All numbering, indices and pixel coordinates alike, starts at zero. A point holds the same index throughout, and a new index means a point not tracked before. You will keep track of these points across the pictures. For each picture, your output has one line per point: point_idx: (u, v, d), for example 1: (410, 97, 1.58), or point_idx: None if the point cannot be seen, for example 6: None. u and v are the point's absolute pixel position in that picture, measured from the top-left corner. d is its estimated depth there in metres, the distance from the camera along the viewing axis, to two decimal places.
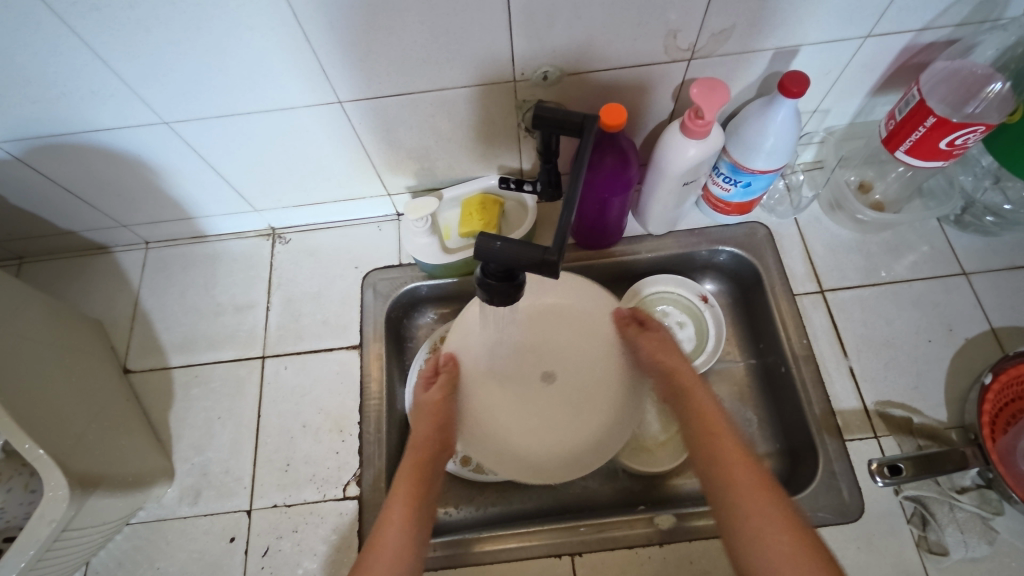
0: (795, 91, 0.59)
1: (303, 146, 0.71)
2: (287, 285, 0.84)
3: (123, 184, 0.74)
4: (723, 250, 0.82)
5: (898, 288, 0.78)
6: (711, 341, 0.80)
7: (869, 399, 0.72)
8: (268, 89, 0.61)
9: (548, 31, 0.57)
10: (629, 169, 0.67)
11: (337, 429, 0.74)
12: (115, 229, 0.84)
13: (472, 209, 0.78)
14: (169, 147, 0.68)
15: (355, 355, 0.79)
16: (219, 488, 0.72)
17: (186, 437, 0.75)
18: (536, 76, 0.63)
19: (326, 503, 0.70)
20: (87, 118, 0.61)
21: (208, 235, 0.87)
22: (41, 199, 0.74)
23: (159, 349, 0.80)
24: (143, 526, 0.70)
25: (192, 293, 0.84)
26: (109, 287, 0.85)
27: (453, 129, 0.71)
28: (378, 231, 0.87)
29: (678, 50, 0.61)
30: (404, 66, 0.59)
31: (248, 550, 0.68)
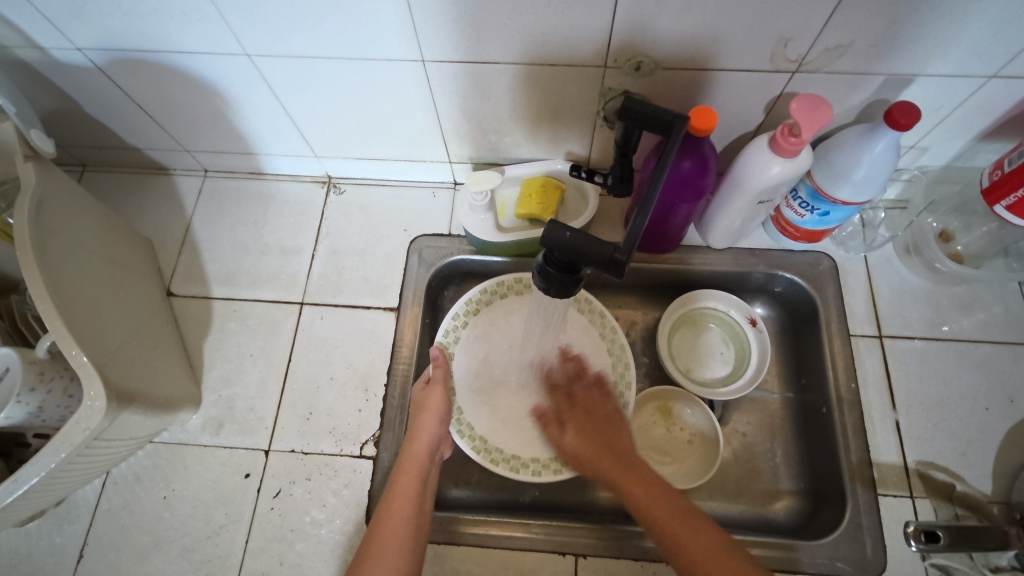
0: (903, 124, 0.55)
1: (377, 99, 0.69)
2: (335, 236, 0.83)
3: (194, 109, 0.74)
4: (783, 276, 0.79)
5: (962, 347, 0.73)
6: (752, 369, 0.78)
7: (911, 457, 0.69)
8: (354, 37, 0.59)
9: (654, 19, 0.54)
10: (705, 177, 0.64)
11: (363, 387, 0.74)
12: (178, 152, 0.84)
13: (532, 190, 0.76)
14: (246, 81, 0.67)
15: (391, 317, 0.78)
16: (241, 424, 0.73)
17: (217, 368, 0.76)
18: (629, 65, 0.60)
19: (342, 459, 0.71)
20: (173, 38, 0.61)
21: (265, 173, 0.87)
22: (112, 111, 0.75)
23: (203, 278, 0.81)
24: (165, 446, 0.72)
25: (242, 228, 0.84)
26: (163, 208, 0.86)
27: (531, 106, 0.68)
28: (432, 196, 0.85)
29: (784, 61, 0.57)
30: (496, 34, 0.57)
31: (261, 489, 0.69)
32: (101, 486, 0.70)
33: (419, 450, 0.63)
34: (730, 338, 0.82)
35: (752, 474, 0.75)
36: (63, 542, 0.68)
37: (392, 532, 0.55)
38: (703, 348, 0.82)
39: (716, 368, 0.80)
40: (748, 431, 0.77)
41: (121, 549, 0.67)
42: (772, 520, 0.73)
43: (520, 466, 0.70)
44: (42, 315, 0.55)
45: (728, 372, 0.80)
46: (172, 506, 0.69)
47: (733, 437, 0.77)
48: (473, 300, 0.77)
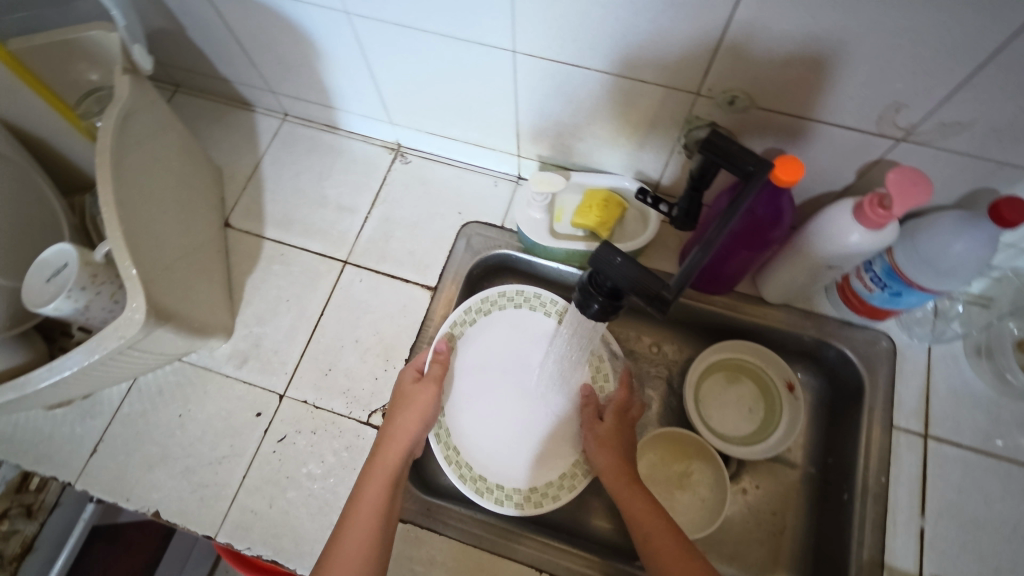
0: (1009, 219, 0.50)
1: (461, 79, 0.69)
2: (391, 204, 0.84)
3: (287, 54, 0.75)
4: (834, 347, 0.74)
5: (1015, 469, 0.67)
6: (779, 436, 0.74)
7: (927, 569, 0.64)
8: (451, 15, 0.59)
9: (760, 55, 0.51)
10: (774, 229, 0.61)
11: (384, 357, 0.75)
12: (264, 92, 0.86)
13: (594, 202, 0.74)
14: (340, 38, 0.68)
15: (426, 296, 0.78)
16: (264, 364, 0.75)
17: (253, 305, 0.78)
18: (721, 98, 0.57)
19: (349, 421, 0.72)
20: None
21: (339, 128, 0.89)
22: (212, 40, 0.77)
23: (260, 217, 0.84)
24: (190, 367, 0.75)
25: (306, 177, 0.86)
26: (238, 141, 0.89)
27: (611, 118, 0.67)
28: (493, 186, 0.85)
29: (891, 126, 0.53)
30: (592, 39, 0.56)
31: (268, 431, 0.71)
32: (126, 390, 0.73)
33: (395, 452, 0.62)
34: (764, 398, 0.78)
35: (752, 541, 0.72)
36: (83, 433, 0.72)
37: (356, 532, 0.55)
38: (733, 401, 0.78)
39: (741, 425, 0.77)
40: (758, 497, 0.74)
41: (131, 454, 0.71)
42: None
43: (485, 489, 0.67)
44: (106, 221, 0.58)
45: (753, 433, 0.76)
46: (185, 425, 0.72)
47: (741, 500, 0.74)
48: (473, 309, 0.74)
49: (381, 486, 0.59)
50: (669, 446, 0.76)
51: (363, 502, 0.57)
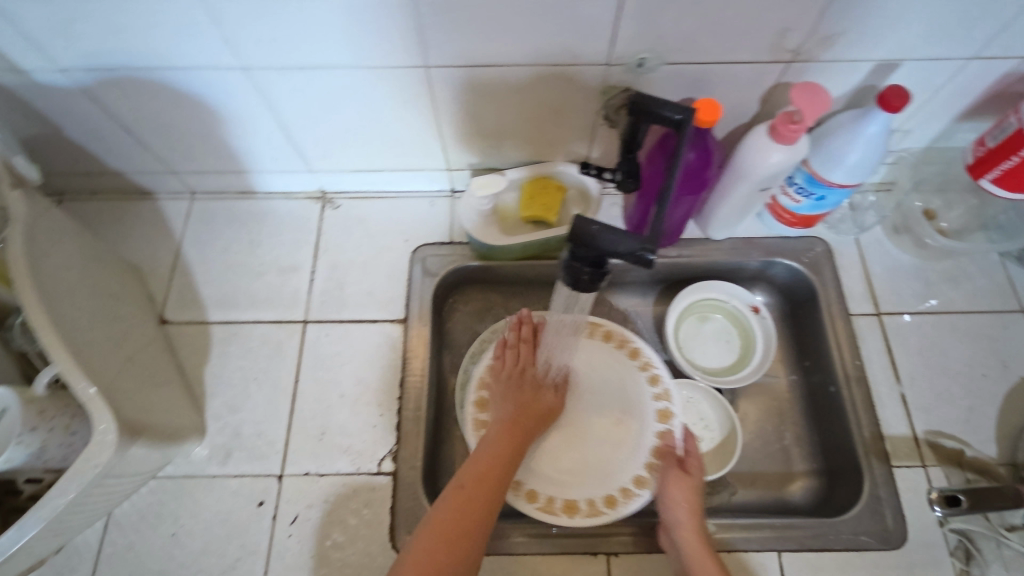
0: (895, 106, 0.57)
1: (375, 109, 0.68)
2: (334, 251, 0.82)
3: (185, 129, 0.71)
4: (781, 263, 0.81)
5: (955, 319, 0.77)
6: (759, 356, 0.79)
7: (920, 428, 0.71)
8: (351, 46, 0.58)
9: (655, 17, 0.55)
10: (708, 169, 0.66)
11: (375, 403, 0.73)
12: (163, 175, 0.81)
13: (533, 193, 0.76)
14: (239, 94, 0.66)
15: (399, 330, 0.77)
16: (250, 450, 0.70)
17: (220, 394, 0.73)
18: (631, 62, 0.60)
19: (359, 477, 0.69)
20: (165, 55, 0.59)
21: (256, 192, 0.85)
22: (94, 133, 0.72)
23: (198, 302, 0.78)
24: (171, 481, 0.68)
25: (236, 249, 0.82)
26: (149, 233, 0.82)
27: (530, 109, 0.69)
28: (429, 206, 0.84)
29: (782, 51, 0.59)
30: (499, 36, 0.57)
31: (277, 517, 0.67)
32: (103, 529, 0.66)
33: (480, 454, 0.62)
34: (733, 326, 0.83)
35: (765, 459, 0.77)
36: None
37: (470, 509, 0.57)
38: (709, 339, 0.83)
39: (724, 359, 0.82)
40: (755, 417, 0.79)
41: None
42: (789, 502, 0.74)
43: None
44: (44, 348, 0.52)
45: (736, 360, 0.82)
46: (183, 542, 0.66)
47: (746, 423, 0.78)
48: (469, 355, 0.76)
49: (506, 430, 0.64)
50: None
51: (485, 458, 0.61)
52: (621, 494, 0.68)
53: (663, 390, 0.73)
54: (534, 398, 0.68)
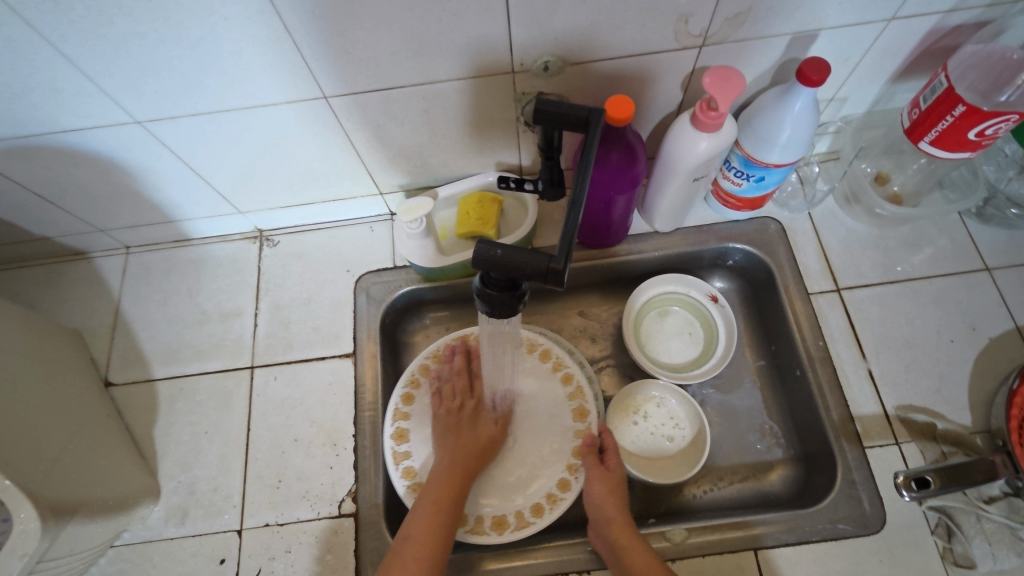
0: (815, 80, 0.55)
1: (289, 145, 0.66)
2: (276, 290, 0.80)
3: (99, 188, 0.69)
4: (734, 247, 0.78)
5: (917, 285, 0.74)
6: (723, 344, 0.77)
7: (890, 403, 0.69)
8: (241, 87, 0.56)
9: (550, 17, 0.53)
10: (636, 164, 0.63)
11: (331, 443, 0.71)
12: (92, 234, 0.79)
13: (469, 207, 0.74)
14: (144, 148, 0.64)
15: (349, 363, 0.75)
16: (207, 507, 0.68)
17: (172, 453, 0.71)
18: (537, 66, 0.59)
19: (320, 522, 0.67)
20: (54, 118, 0.57)
21: (191, 238, 0.83)
22: (8, 203, 0.70)
23: (142, 360, 0.76)
24: (128, 548, 0.67)
25: (176, 300, 0.80)
26: (87, 294, 0.81)
27: (447, 125, 0.66)
28: (370, 232, 0.82)
29: (689, 36, 0.57)
30: (391, 58, 0.55)
31: (239, 573, 0.65)
32: None
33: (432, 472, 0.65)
34: (695, 317, 0.81)
35: (739, 452, 0.74)
36: None
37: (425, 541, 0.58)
38: (671, 333, 0.80)
39: (688, 352, 0.79)
40: (726, 410, 0.76)
41: None
42: (769, 492, 0.72)
43: None
44: None
45: (701, 352, 0.79)
46: None
47: (716, 417, 0.76)
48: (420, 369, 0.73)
49: (449, 477, 0.63)
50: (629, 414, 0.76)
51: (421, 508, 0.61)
52: (547, 501, 0.67)
53: (575, 389, 0.73)
54: (466, 441, 0.67)
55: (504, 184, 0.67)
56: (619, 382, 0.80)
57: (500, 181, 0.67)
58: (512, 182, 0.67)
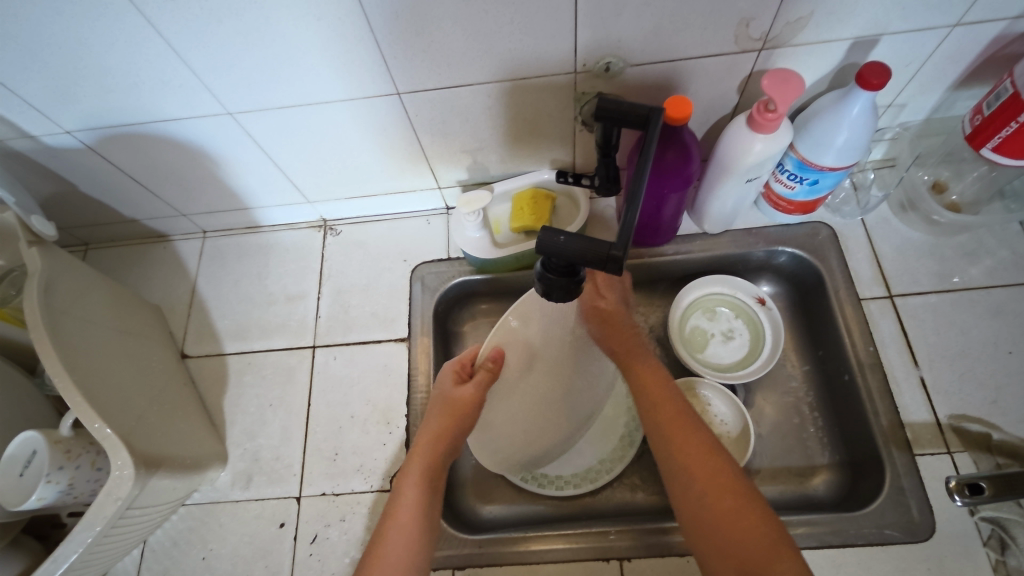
0: (875, 83, 0.56)
1: (361, 138, 0.71)
2: (337, 276, 0.85)
3: (187, 174, 0.76)
4: (784, 250, 0.79)
5: (974, 295, 0.73)
6: (770, 345, 0.77)
7: (942, 412, 0.68)
8: (324, 82, 0.61)
9: (615, 19, 0.55)
10: (690, 164, 0.65)
11: (384, 421, 0.75)
12: (175, 218, 0.86)
13: (523, 204, 0.77)
14: (231, 138, 0.69)
15: (403, 348, 0.79)
16: (270, 474, 0.73)
17: (239, 422, 0.77)
18: (599, 67, 0.61)
19: (373, 495, 0.71)
20: (156, 108, 0.63)
21: (262, 226, 0.89)
22: (106, 186, 0.77)
23: (214, 336, 0.83)
24: (198, 507, 0.72)
25: (246, 282, 0.86)
26: (168, 273, 0.88)
27: (509, 122, 0.70)
28: (426, 224, 0.86)
29: (748, 39, 0.59)
30: (462, 57, 0.59)
31: (297, 537, 0.69)
32: (140, 556, 0.70)
33: (416, 463, 0.62)
34: (741, 318, 0.82)
35: (783, 454, 0.74)
36: None
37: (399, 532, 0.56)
38: (716, 332, 0.82)
39: (734, 352, 0.80)
40: (770, 411, 0.77)
41: None
42: (812, 496, 0.72)
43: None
44: (62, 392, 0.56)
45: (746, 353, 0.80)
46: (212, 566, 0.69)
47: (760, 418, 0.77)
48: None
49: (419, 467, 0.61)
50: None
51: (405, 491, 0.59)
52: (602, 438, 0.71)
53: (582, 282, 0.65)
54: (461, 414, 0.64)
55: (564, 178, 0.71)
56: None
57: (559, 175, 0.71)
58: (570, 176, 0.71)
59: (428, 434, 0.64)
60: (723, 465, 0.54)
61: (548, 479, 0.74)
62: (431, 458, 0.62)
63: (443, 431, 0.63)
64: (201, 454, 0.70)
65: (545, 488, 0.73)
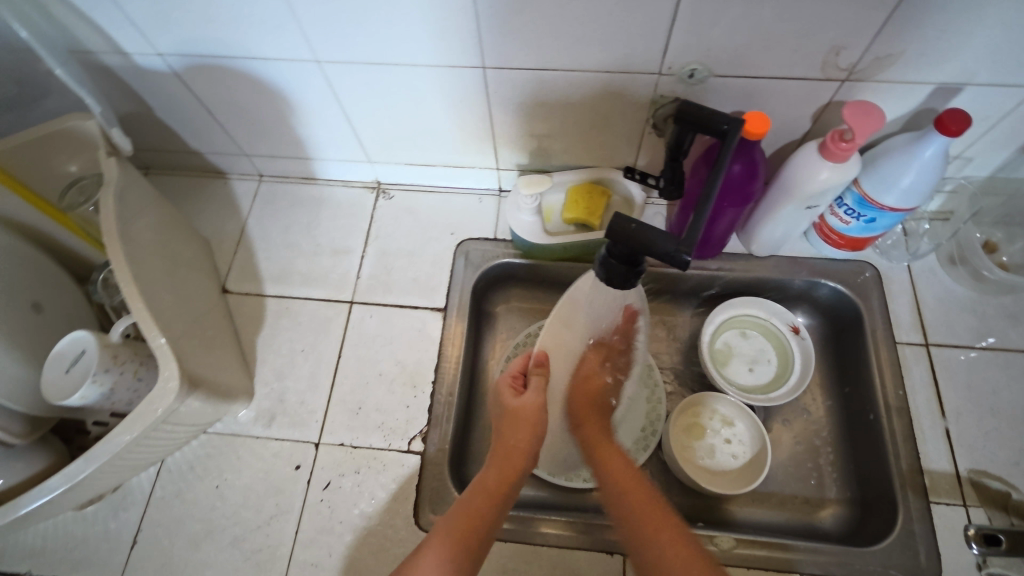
0: (953, 130, 0.57)
1: (436, 106, 0.72)
2: (384, 238, 0.86)
3: (261, 114, 0.77)
4: (826, 284, 0.80)
5: (1011, 356, 0.73)
6: (797, 373, 0.78)
7: (963, 465, 0.68)
8: (417, 45, 0.63)
9: (710, 28, 0.57)
10: (753, 182, 0.66)
11: (411, 384, 0.76)
12: (236, 157, 0.88)
13: (579, 196, 0.79)
14: (312, 86, 0.71)
15: (439, 317, 0.80)
16: (293, 416, 0.75)
17: (269, 362, 0.78)
18: (682, 73, 0.63)
19: (390, 453, 0.72)
20: (249, 45, 0.65)
21: (318, 178, 0.91)
22: (180, 115, 0.79)
23: (257, 276, 0.84)
24: (218, 437, 0.74)
25: (295, 230, 0.88)
26: (220, 209, 0.90)
27: (582, 113, 0.71)
28: (478, 202, 0.88)
29: (833, 68, 0.60)
30: (555, 41, 0.60)
31: (311, 481, 0.71)
32: (156, 474, 0.72)
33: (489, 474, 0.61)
34: (771, 343, 0.82)
35: (795, 482, 0.75)
36: (119, 527, 0.69)
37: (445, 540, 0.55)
38: (747, 354, 0.82)
39: (761, 375, 0.81)
40: (788, 439, 0.77)
41: (177, 535, 0.69)
42: (819, 528, 0.72)
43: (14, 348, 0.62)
44: (125, 297, 0.58)
45: (773, 378, 0.81)
46: (224, 495, 0.70)
47: (777, 443, 0.77)
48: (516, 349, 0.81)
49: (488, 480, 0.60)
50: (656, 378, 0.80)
51: (460, 513, 0.57)
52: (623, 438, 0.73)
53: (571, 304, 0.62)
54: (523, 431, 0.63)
55: (632, 176, 0.76)
56: (686, 391, 0.82)
57: (626, 171, 0.76)
58: (638, 174, 0.76)
59: (504, 444, 0.63)
60: (665, 513, 0.58)
61: (572, 472, 0.74)
62: (497, 472, 0.61)
63: (511, 448, 0.62)
64: (232, 385, 0.72)
65: (560, 478, 0.74)
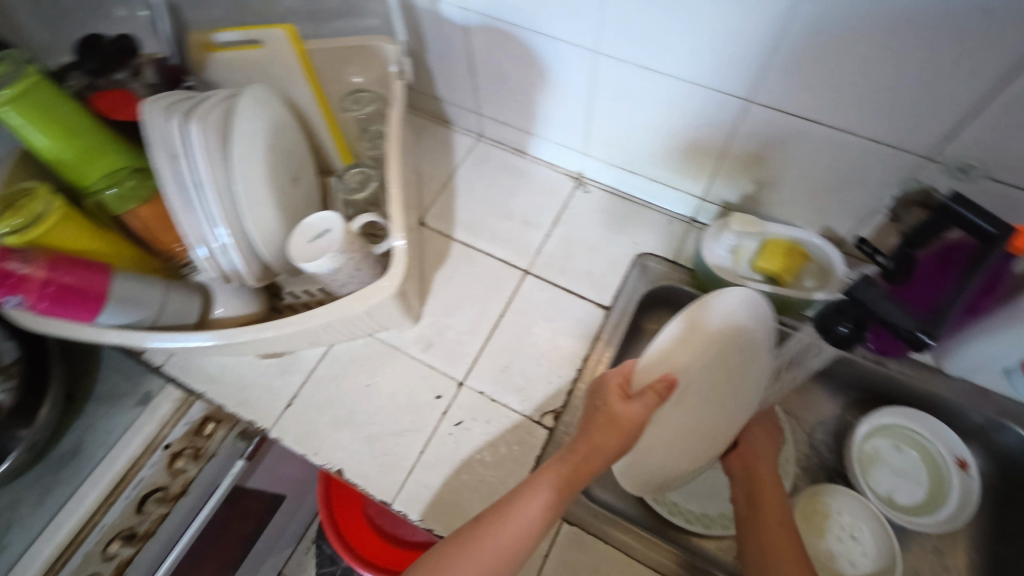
0: None
1: (679, 124, 0.75)
2: (571, 227, 0.91)
3: (514, 83, 0.85)
4: (1015, 432, 0.72)
5: None
6: (951, 507, 0.73)
7: None
8: (699, 63, 0.66)
9: (1014, 130, 0.54)
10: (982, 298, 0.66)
11: (558, 364, 0.80)
12: (469, 113, 0.97)
13: (776, 250, 0.78)
14: (576, 73, 0.76)
15: (601, 314, 0.83)
16: (446, 352, 0.81)
17: (440, 297, 0.85)
18: (954, 165, 0.61)
19: (522, 418, 0.76)
20: (544, 22, 0.71)
21: (528, 153, 0.97)
22: (445, 62, 0.88)
23: (451, 220, 0.92)
24: (380, 344, 0.81)
25: (495, 192, 0.95)
26: (437, 153, 0.99)
27: (821, 173, 0.71)
28: (667, 224, 0.90)
29: None
30: (840, 93, 0.61)
31: (446, 414, 0.76)
32: (322, 355, 0.81)
33: (565, 467, 0.60)
34: (926, 466, 0.77)
35: None
36: (281, 386, 0.79)
37: (508, 522, 0.55)
38: (895, 469, 0.78)
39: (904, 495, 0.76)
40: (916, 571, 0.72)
41: (324, 413, 0.77)
42: None
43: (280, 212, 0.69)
44: (390, 196, 0.67)
45: (917, 502, 0.76)
46: (371, 395, 0.78)
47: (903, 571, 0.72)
48: None
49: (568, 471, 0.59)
50: (788, 452, 0.80)
51: (511, 509, 0.56)
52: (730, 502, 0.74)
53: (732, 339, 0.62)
54: (603, 437, 0.60)
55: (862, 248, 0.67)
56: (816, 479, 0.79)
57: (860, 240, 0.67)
58: (867, 248, 0.68)
59: (587, 445, 0.61)
60: (797, 545, 0.62)
61: (676, 507, 0.77)
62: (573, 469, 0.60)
63: (595, 446, 0.60)
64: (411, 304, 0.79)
65: (671, 512, 0.76)
